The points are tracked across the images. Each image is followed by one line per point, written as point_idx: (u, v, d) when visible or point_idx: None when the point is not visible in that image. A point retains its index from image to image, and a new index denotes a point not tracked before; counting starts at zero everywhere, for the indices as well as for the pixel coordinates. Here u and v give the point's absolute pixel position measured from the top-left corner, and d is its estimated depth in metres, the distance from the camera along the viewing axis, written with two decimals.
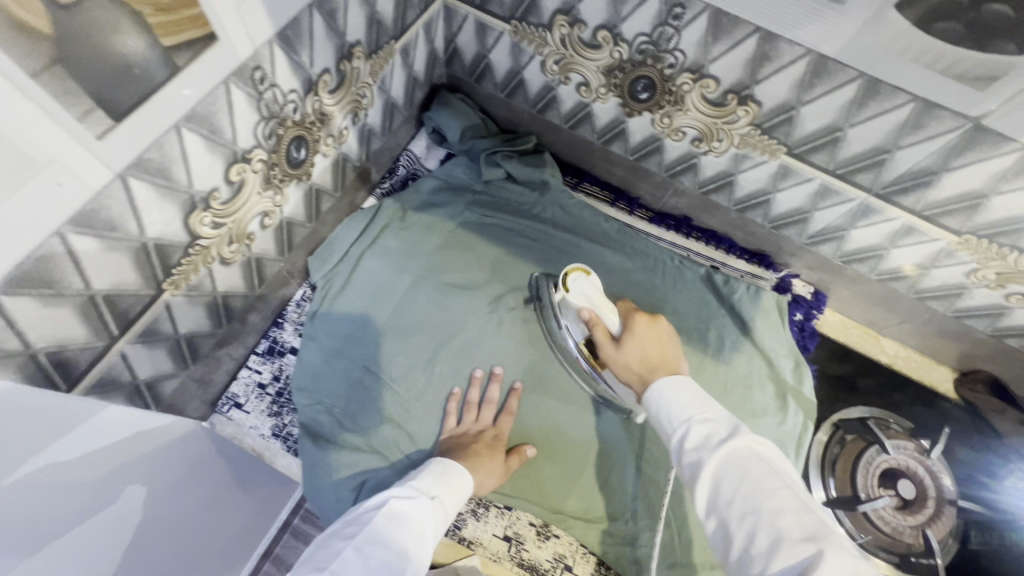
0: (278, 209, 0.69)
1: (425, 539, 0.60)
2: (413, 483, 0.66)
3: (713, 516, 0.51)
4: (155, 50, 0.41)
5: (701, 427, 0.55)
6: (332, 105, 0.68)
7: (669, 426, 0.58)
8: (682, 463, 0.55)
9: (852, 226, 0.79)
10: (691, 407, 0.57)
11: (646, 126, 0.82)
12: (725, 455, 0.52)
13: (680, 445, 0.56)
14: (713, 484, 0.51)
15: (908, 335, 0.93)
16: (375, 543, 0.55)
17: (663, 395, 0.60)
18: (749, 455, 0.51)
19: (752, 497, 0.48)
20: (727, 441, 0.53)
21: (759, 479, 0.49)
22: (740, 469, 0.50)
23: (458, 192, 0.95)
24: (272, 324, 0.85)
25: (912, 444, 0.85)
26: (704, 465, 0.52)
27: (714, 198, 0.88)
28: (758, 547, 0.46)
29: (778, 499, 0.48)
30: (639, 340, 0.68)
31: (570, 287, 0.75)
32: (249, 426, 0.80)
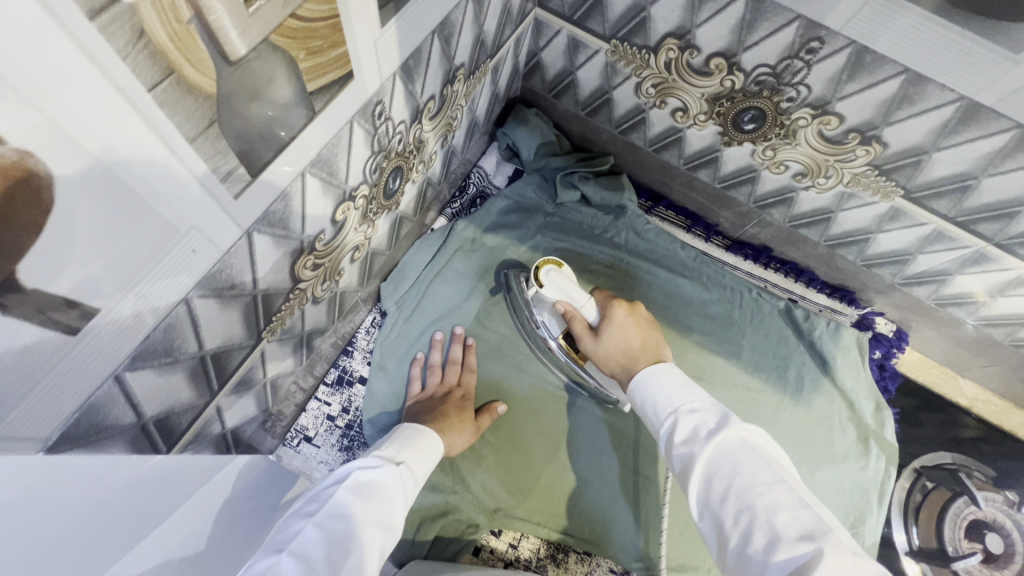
0: (366, 242, 0.64)
1: (396, 508, 0.55)
2: (377, 452, 0.62)
3: (708, 515, 0.48)
4: (300, 96, 0.36)
5: (688, 419, 0.53)
6: (429, 131, 0.63)
7: (656, 419, 0.56)
8: (672, 459, 0.53)
9: (959, 271, 0.75)
10: (675, 398, 0.56)
11: (743, 156, 0.78)
12: (713, 449, 0.49)
13: (670, 439, 0.53)
14: (705, 479, 0.48)
15: (991, 378, 0.89)
16: (340, 518, 0.49)
17: (646, 388, 0.59)
18: (741, 447, 0.48)
19: (747, 493, 0.45)
20: (715, 433, 0.50)
21: (750, 472, 0.46)
22: (731, 462, 0.48)
23: (529, 214, 0.91)
24: (341, 352, 0.81)
25: (1001, 497, 0.83)
26: (694, 459, 0.49)
27: (804, 232, 0.84)
28: (752, 547, 0.43)
29: (769, 491, 0.45)
30: (615, 328, 0.67)
31: (543, 283, 0.70)
32: (319, 461, 0.76)
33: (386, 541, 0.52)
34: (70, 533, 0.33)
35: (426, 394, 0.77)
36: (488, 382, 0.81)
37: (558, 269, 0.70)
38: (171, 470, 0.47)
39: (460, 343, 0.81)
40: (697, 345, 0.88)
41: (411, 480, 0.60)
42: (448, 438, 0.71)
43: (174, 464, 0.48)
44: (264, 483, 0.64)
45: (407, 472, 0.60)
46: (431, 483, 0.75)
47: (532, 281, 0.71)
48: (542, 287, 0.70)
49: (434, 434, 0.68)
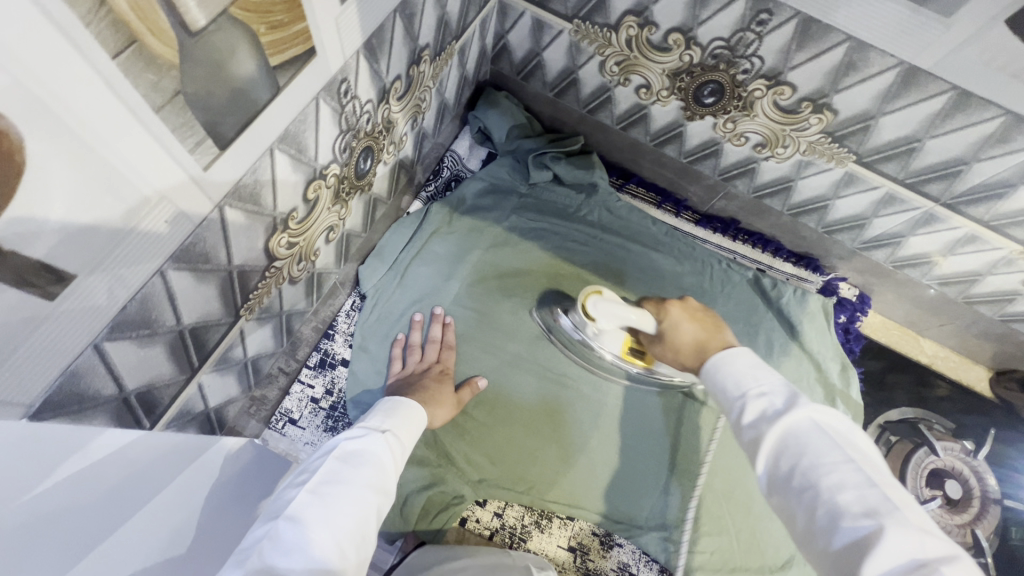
0: (341, 223, 0.65)
1: (388, 471, 0.57)
2: (363, 423, 0.63)
3: (773, 491, 0.46)
4: (263, 70, 0.38)
5: (757, 401, 0.50)
6: (398, 111, 0.65)
7: (725, 399, 0.53)
8: (739, 434, 0.50)
9: (911, 232, 0.79)
10: (745, 381, 0.52)
11: (706, 130, 0.81)
12: (781, 427, 0.46)
13: (734, 416, 0.51)
14: (771, 457, 0.46)
15: (948, 335, 0.94)
16: (331, 483, 0.51)
17: (720, 373, 0.55)
18: (811, 429, 0.45)
19: (812, 471, 0.43)
20: (785, 413, 0.47)
21: (822, 455, 0.43)
22: (800, 443, 0.45)
23: (504, 195, 0.93)
24: (322, 336, 0.82)
25: (959, 446, 0.88)
26: (760, 439, 0.47)
27: (768, 202, 0.87)
28: (818, 523, 0.41)
29: (844, 475, 0.42)
30: (680, 319, 0.66)
31: (595, 317, 0.72)
32: (304, 442, 0.77)
33: (383, 502, 0.54)
34: (56, 497, 0.34)
35: (406, 372, 0.78)
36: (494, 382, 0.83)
37: (601, 297, 0.72)
38: (157, 447, 0.48)
39: (439, 322, 0.82)
40: None
41: (400, 445, 0.62)
42: (430, 411, 0.73)
43: (158, 443, 0.49)
44: (256, 464, 0.66)
45: (395, 438, 0.62)
46: (416, 457, 0.77)
47: (586, 319, 0.74)
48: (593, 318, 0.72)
49: (416, 404, 0.70)
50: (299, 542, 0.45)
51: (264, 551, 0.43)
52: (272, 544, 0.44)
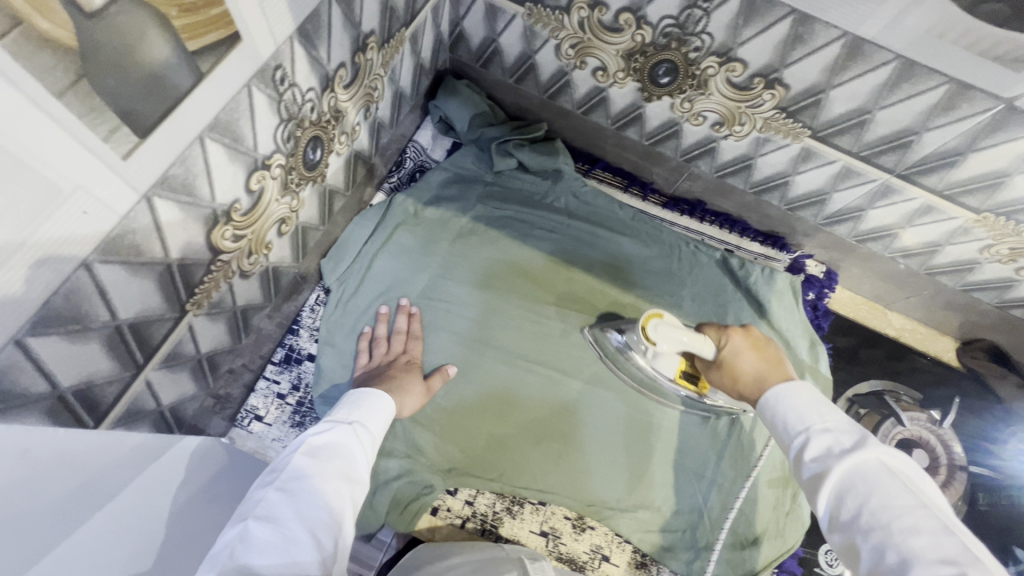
0: (294, 215, 0.65)
1: (358, 460, 0.57)
2: (328, 417, 0.63)
3: (837, 530, 0.47)
4: (179, 55, 0.37)
5: (821, 437, 0.51)
6: (346, 100, 0.64)
7: (784, 433, 0.54)
8: (800, 474, 0.52)
9: (870, 205, 0.79)
10: (808, 415, 0.53)
11: (665, 111, 0.80)
12: (849, 467, 0.48)
13: (796, 453, 0.53)
14: (836, 496, 0.48)
15: (914, 308, 0.95)
16: (298, 477, 0.51)
17: (778, 405, 0.56)
18: (880, 471, 0.47)
19: (882, 513, 0.44)
20: (851, 453, 0.49)
21: (892, 499, 0.45)
22: (867, 484, 0.46)
23: (468, 184, 0.92)
24: (286, 332, 0.81)
25: (925, 416, 0.89)
26: (825, 476, 0.49)
27: (731, 181, 0.87)
28: (888, 565, 0.42)
29: (912, 519, 0.43)
30: (739, 346, 0.65)
31: (655, 340, 0.68)
32: (272, 438, 0.76)
33: (357, 490, 0.54)
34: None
35: (371, 365, 0.78)
36: (514, 396, 0.82)
37: (665, 322, 0.68)
38: (104, 445, 0.48)
39: (406, 313, 0.82)
40: (639, 299, 0.91)
41: (369, 436, 0.62)
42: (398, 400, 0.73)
43: (104, 443, 0.48)
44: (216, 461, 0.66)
45: (362, 429, 0.62)
46: (384, 449, 0.77)
47: (642, 341, 0.70)
48: (655, 343, 0.69)
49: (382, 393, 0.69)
50: (271, 539, 0.44)
51: (236, 553, 0.42)
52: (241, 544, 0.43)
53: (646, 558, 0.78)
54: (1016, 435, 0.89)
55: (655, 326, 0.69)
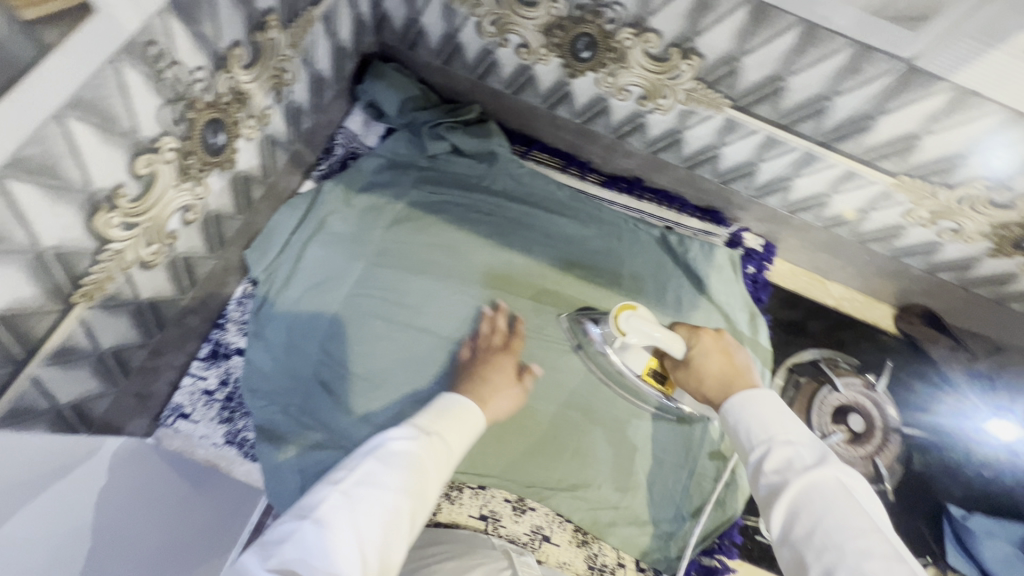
0: (201, 202, 0.62)
1: (424, 474, 0.61)
2: (411, 420, 0.66)
3: (786, 543, 0.51)
4: (15, 25, 0.35)
5: (783, 449, 0.55)
6: (250, 81, 0.62)
7: (748, 443, 0.58)
8: (758, 482, 0.55)
9: (796, 175, 0.80)
10: (772, 427, 0.57)
11: (591, 87, 0.80)
12: (807, 483, 0.51)
13: (755, 463, 0.56)
14: (792, 510, 0.51)
15: (851, 277, 0.97)
16: (365, 485, 0.57)
17: (742, 411, 0.60)
18: (836, 490, 0.51)
19: (834, 533, 0.48)
20: (810, 469, 0.52)
21: (846, 520, 0.49)
22: (825, 500, 0.50)
23: (402, 170, 0.90)
24: (212, 326, 0.79)
25: (859, 380, 0.91)
26: (785, 490, 0.52)
27: (663, 156, 0.87)
28: None
29: (860, 540, 0.47)
30: (705, 348, 0.70)
31: (625, 330, 0.70)
32: (199, 436, 0.74)
33: (414, 508, 0.59)
34: None
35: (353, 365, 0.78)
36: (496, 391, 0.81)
37: (637, 314, 0.70)
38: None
39: (501, 314, 0.84)
40: (579, 279, 0.91)
41: (443, 448, 0.65)
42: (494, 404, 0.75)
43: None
44: (130, 461, 0.67)
45: (438, 441, 0.64)
46: (317, 442, 0.75)
47: (613, 330, 0.71)
48: (625, 334, 0.70)
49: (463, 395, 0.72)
50: (318, 544, 0.51)
51: (286, 552, 0.50)
52: (296, 544, 0.51)
53: (588, 537, 0.78)
54: (945, 396, 0.90)
55: (626, 318, 0.70)
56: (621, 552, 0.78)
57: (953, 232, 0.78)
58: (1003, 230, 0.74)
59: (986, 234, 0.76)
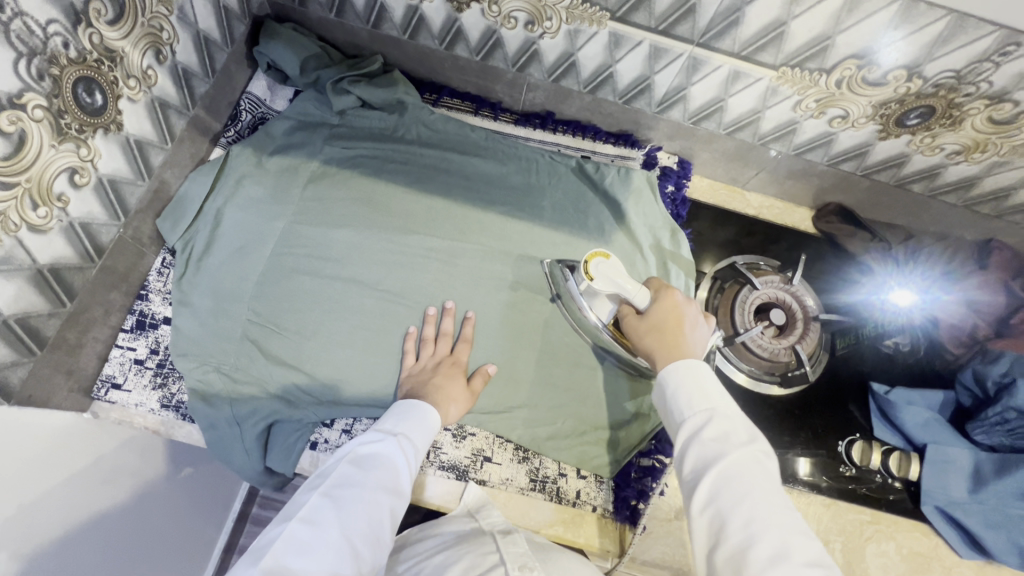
0: (91, 165, 0.64)
1: (400, 474, 0.63)
2: (378, 426, 0.68)
3: (706, 509, 0.51)
4: None
5: (720, 425, 0.55)
6: (119, 39, 0.63)
7: (683, 416, 0.58)
8: (688, 454, 0.55)
9: (690, 83, 0.82)
10: (712, 402, 0.57)
11: (479, 19, 0.81)
12: (739, 455, 0.52)
13: (690, 433, 0.57)
14: (720, 481, 0.51)
15: (766, 184, 1.01)
16: (345, 488, 0.58)
17: (677, 382, 0.60)
18: (761, 467, 0.52)
19: (758, 507, 0.49)
20: (743, 445, 0.53)
21: (767, 492, 0.50)
22: (752, 477, 0.51)
23: (314, 129, 0.90)
24: (136, 298, 0.80)
25: (778, 277, 0.94)
26: (718, 463, 0.52)
27: (565, 83, 0.89)
28: (757, 552, 0.46)
29: (780, 513, 0.49)
30: (661, 309, 0.70)
31: (593, 275, 0.72)
32: (135, 404, 0.77)
33: (394, 502, 0.60)
34: None
35: (419, 366, 0.79)
36: (482, 356, 0.84)
37: (608, 262, 0.72)
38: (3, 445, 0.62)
39: (451, 315, 0.83)
40: (501, 216, 0.90)
41: (413, 449, 0.67)
42: (442, 408, 0.75)
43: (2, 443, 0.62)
44: (52, 442, 0.70)
45: (407, 442, 0.67)
46: (254, 395, 0.78)
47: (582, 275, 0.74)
48: (593, 278, 0.72)
49: (429, 406, 0.72)
50: (312, 541, 0.52)
51: (281, 549, 0.50)
52: (288, 541, 0.51)
53: (529, 454, 0.82)
54: (859, 283, 0.95)
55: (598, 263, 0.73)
56: (562, 463, 0.82)
57: (841, 119, 0.81)
58: (884, 109, 0.77)
59: (871, 116, 0.79)
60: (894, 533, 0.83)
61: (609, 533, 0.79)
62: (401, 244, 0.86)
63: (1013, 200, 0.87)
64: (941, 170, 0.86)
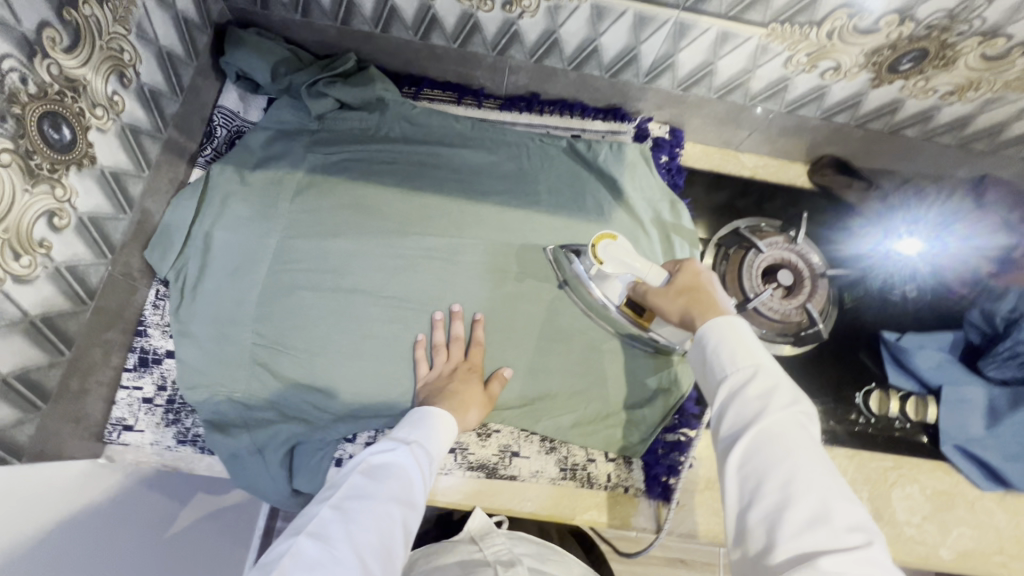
0: (68, 206, 0.61)
1: (414, 485, 0.62)
2: (391, 436, 0.68)
3: (740, 468, 0.50)
4: None
5: (761, 383, 0.53)
6: (78, 66, 0.59)
7: (722, 372, 0.55)
8: (724, 411, 0.53)
9: (677, 49, 0.80)
10: (753, 358, 0.55)
11: (453, 4, 0.77)
12: (782, 416, 0.50)
13: (732, 388, 0.54)
14: (759, 441, 0.50)
15: (760, 144, 0.99)
16: (355, 500, 0.57)
17: (715, 338, 0.58)
18: (803, 430, 0.50)
19: (799, 469, 0.47)
20: (787, 405, 0.51)
21: (812, 456, 0.48)
22: (794, 439, 0.49)
23: (294, 137, 0.86)
24: (135, 335, 0.78)
25: (782, 238, 0.93)
26: (759, 422, 0.50)
27: (548, 62, 0.86)
28: (793, 514, 0.45)
29: (824, 477, 0.47)
30: (683, 279, 0.68)
31: (603, 258, 0.72)
32: (150, 443, 0.75)
33: (409, 514, 0.59)
34: None
35: (435, 374, 0.78)
36: (497, 352, 0.82)
37: (615, 243, 0.72)
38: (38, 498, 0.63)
39: (460, 318, 0.81)
40: (497, 207, 0.88)
41: (428, 457, 0.66)
42: (463, 414, 0.74)
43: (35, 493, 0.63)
44: (81, 487, 0.70)
45: (421, 449, 0.66)
46: (270, 419, 0.76)
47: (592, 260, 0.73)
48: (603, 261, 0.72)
49: (446, 414, 0.72)
50: (319, 558, 0.51)
51: (286, 566, 0.49)
52: (295, 557, 0.50)
53: (557, 444, 0.82)
54: (863, 234, 0.95)
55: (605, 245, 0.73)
56: (590, 448, 0.82)
57: (833, 71, 0.80)
58: (876, 57, 0.76)
59: (863, 65, 0.77)
60: (916, 476, 0.85)
61: (645, 512, 0.80)
62: (400, 247, 0.84)
63: (1006, 135, 0.87)
64: (934, 111, 0.85)
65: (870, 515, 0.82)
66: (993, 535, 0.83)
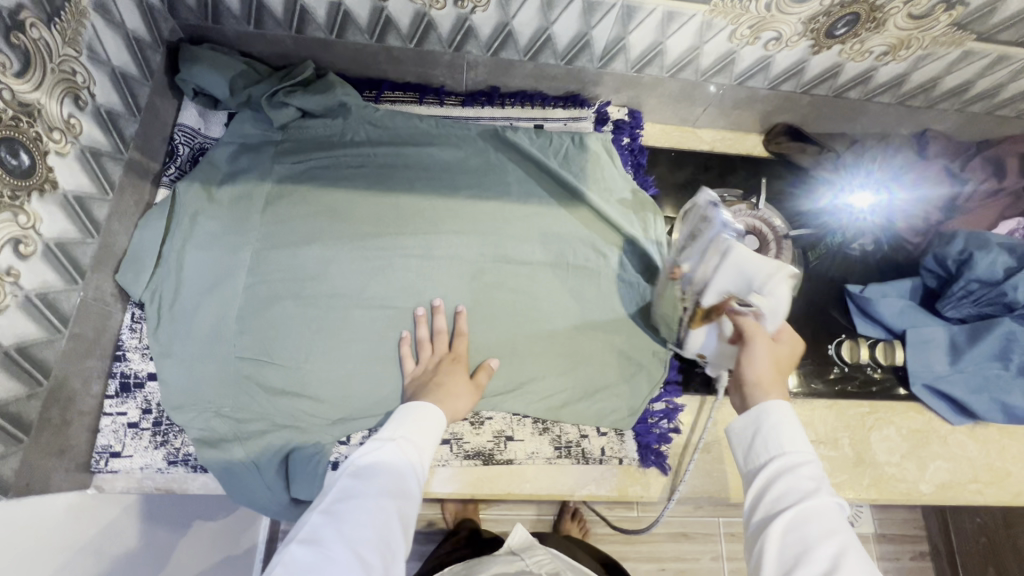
0: (33, 232, 0.61)
1: (406, 477, 0.63)
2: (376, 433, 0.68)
3: (783, 543, 0.51)
4: None
5: (803, 470, 0.55)
6: (30, 90, 0.59)
7: (764, 453, 0.58)
8: (765, 490, 0.56)
9: (627, 32, 0.83)
10: (798, 446, 0.57)
11: (405, 4, 0.79)
12: (824, 502, 0.52)
13: (775, 470, 0.56)
14: (801, 521, 0.52)
15: (715, 118, 1.03)
16: (344, 502, 0.58)
17: (767, 416, 0.59)
18: (842, 520, 0.52)
19: (843, 555, 0.49)
20: (827, 494, 0.53)
21: (852, 543, 0.50)
22: (835, 525, 0.51)
23: (258, 149, 0.86)
24: (113, 360, 0.76)
25: (745, 205, 0.95)
26: (802, 505, 0.52)
27: (504, 55, 0.88)
28: None
29: (865, 566, 0.48)
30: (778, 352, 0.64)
31: (768, 288, 0.62)
32: (140, 466, 0.74)
33: (403, 504, 0.60)
34: None
35: (421, 369, 0.79)
36: (483, 342, 0.83)
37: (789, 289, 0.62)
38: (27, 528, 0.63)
39: (442, 312, 0.82)
40: (469, 201, 0.89)
41: (417, 448, 0.66)
42: (450, 404, 0.74)
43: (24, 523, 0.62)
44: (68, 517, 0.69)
45: (407, 443, 0.65)
46: (263, 430, 0.76)
47: (762, 275, 0.62)
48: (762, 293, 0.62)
49: (431, 406, 0.71)
50: (310, 562, 0.52)
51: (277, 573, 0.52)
52: (286, 565, 0.52)
53: (549, 423, 0.83)
54: (821, 194, 0.99)
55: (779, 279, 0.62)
56: (581, 425, 0.83)
57: (774, 41, 0.84)
58: (813, 24, 0.80)
59: (802, 33, 0.82)
60: (891, 418, 0.89)
61: (641, 480, 0.83)
62: (376, 249, 0.84)
63: (940, 89, 0.93)
64: (873, 72, 0.90)
65: (852, 459, 0.87)
66: (967, 465, 0.88)
